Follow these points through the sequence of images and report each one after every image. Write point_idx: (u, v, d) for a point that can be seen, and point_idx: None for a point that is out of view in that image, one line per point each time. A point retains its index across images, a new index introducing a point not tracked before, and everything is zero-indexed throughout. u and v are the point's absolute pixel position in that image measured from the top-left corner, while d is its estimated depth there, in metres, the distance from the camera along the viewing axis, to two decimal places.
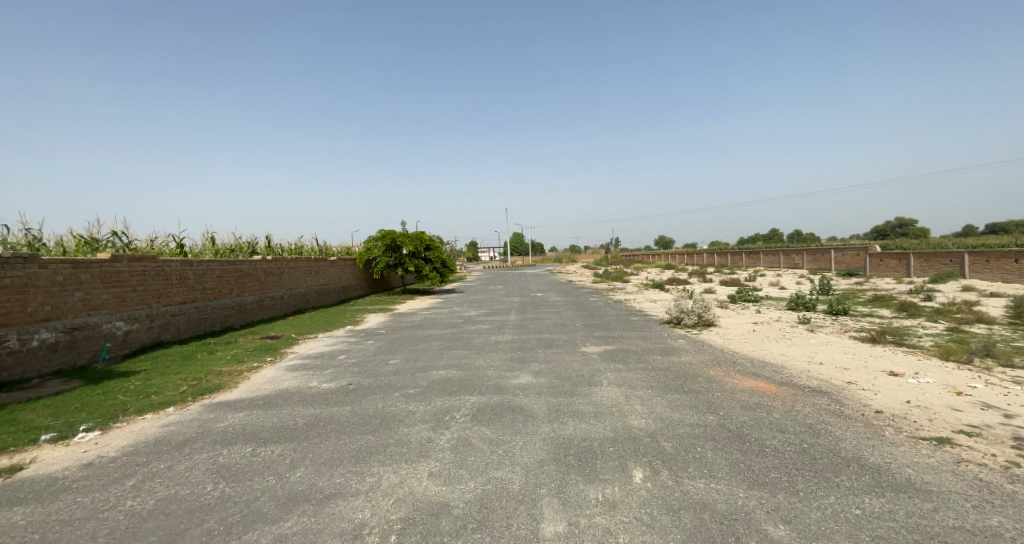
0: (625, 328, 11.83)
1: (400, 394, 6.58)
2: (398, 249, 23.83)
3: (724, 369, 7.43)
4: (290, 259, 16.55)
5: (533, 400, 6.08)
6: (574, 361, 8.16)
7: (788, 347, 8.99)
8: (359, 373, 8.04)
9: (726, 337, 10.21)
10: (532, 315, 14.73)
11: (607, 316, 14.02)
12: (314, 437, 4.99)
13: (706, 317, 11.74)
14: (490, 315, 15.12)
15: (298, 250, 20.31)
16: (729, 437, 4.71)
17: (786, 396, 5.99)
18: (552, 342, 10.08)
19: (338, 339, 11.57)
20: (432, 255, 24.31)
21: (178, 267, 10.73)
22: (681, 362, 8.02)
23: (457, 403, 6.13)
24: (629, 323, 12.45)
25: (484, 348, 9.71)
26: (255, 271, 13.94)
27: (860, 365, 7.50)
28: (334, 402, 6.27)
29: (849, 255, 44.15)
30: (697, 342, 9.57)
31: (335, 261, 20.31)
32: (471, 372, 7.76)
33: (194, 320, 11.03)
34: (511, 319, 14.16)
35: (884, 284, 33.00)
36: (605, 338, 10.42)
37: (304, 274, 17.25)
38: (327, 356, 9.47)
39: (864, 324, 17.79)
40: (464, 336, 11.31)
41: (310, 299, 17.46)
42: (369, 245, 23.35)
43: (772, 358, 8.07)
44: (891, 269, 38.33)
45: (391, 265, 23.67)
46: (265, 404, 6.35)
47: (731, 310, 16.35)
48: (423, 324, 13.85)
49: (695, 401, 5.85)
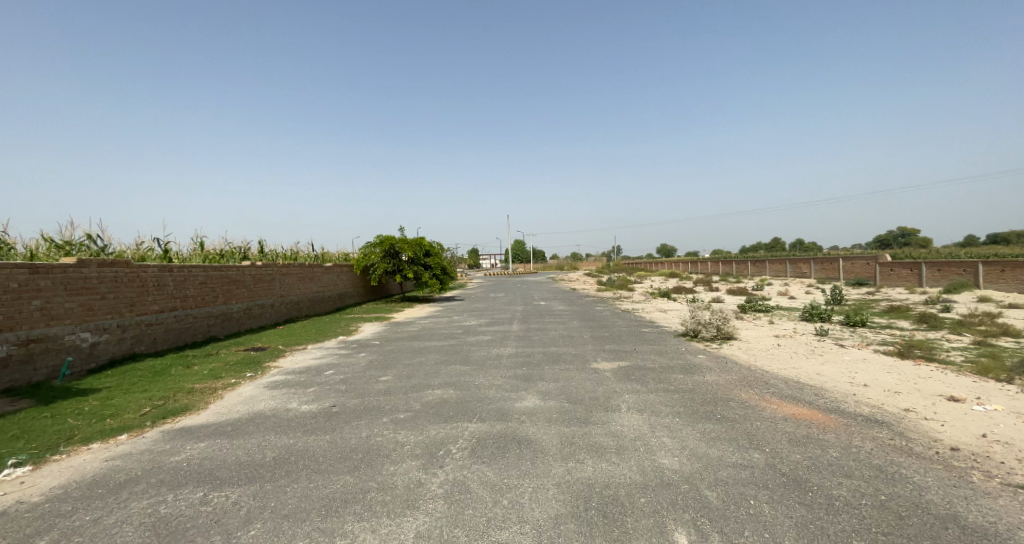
0: (638, 340, 10.96)
1: (389, 420, 5.74)
2: (397, 256, 23.03)
3: (757, 392, 6.56)
4: (282, 265, 15.76)
5: (542, 429, 5.23)
6: (585, 380, 7.30)
7: (822, 365, 8.11)
8: (346, 391, 7.18)
9: (751, 352, 9.33)
10: (537, 326, 13.89)
11: (617, 328, 13.13)
12: (281, 479, 4.14)
13: (726, 329, 10.86)
14: (492, 325, 14.26)
15: (292, 255, 19.49)
16: (785, 484, 3.85)
17: (839, 428, 5.12)
18: (560, 356, 9.21)
19: (328, 352, 10.72)
20: (432, 262, 23.53)
21: (155, 273, 9.92)
22: (706, 382, 7.15)
23: (453, 432, 5.28)
24: (641, 336, 11.58)
25: (486, 362, 8.86)
26: (242, 277, 13.13)
27: (912, 388, 6.62)
28: (312, 429, 5.42)
29: (858, 264, 43.20)
30: (720, 358, 8.71)
31: (331, 267, 19.51)
32: (471, 391, 6.90)
33: (173, 330, 10.20)
34: (514, 329, 13.29)
35: (896, 294, 32.00)
36: (618, 352, 9.55)
37: (297, 281, 16.43)
38: (312, 371, 8.62)
39: (884, 337, 16.88)
40: (464, 349, 10.46)
41: (302, 307, 16.63)
42: (367, 251, 22.57)
43: (809, 379, 7.20)
44: (902, 279, 37.36)
45: (390, 272, 22.88)
46: (233, 430, 5.50)
47: (746, 322, 15.46)
48: (420, 335, 13.00)
49: (732, 434, 4.99)
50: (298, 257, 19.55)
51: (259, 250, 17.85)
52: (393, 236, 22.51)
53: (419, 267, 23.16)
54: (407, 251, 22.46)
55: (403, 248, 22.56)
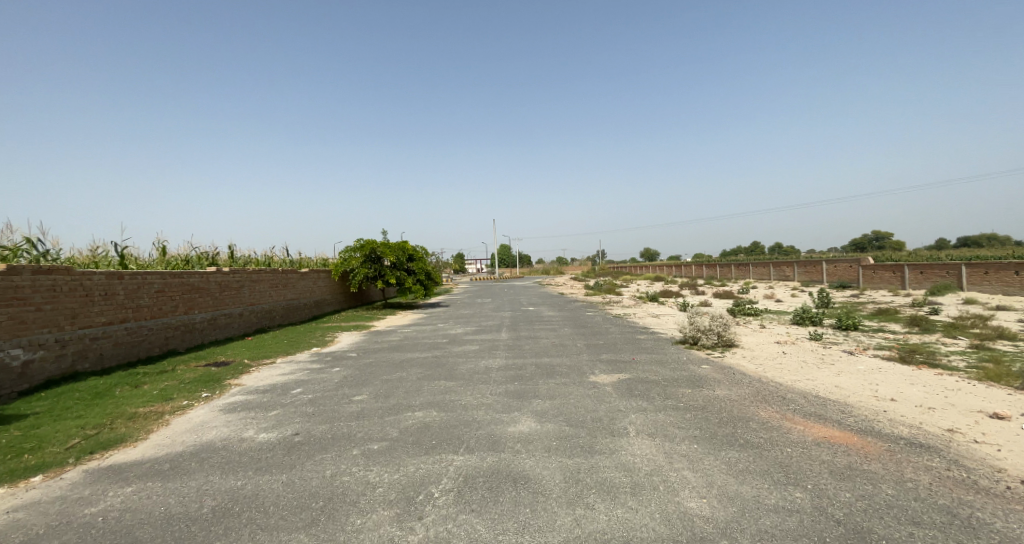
0: (635, 349, 10.26)
1: (362, 451, 4.90)
2: (378, 260, 22.04)
3: (777, 410, 5.88)
4: (252, 270, 14.72)
5: (542, 462, 4.44)
6: (584, 397, 6.54)
7: (839, 376, 7.48)
8: (314, 414, 6.30)
9: (758, 362, 8.68)
10: (526, 334, 13.11)
11: (611, 335, 12.42)
12: (218, 539, 3.29)
13: (727, 336, 10.23)
14: (479, 334, 13.43)
15: (264, 261, 18.40)
16: (846, 537, 3.13)
17: (883, 456, 4.44)
18: (554, 368, 8.45)
19: (299, 366, 9.79)
20: (415, 267, 22.62)
21: (103, 280, 8.91)
22: (717, 397, 6.45)
23: (436, 466, 4.46)
24: (638, 344, 10.89)
25: (473, 377, 8.05)
26: (207, 284, 12.09)
27: (946, 403, 5.99)
28: (268, 465, 4.55)
29: (841, 267, 43.41)
30: (727, 369, 8.03)
31: (307, 273, 18.48)
32: (456, 413, 6.09)
33: (123, 344, 9.18)
34: (503, 338, 12.50)
35: (882, 297, 31.99)
36: (615, 363, 8.83)
37: (269, 288, 15.40)
38: (278, 390, 7.72)
39: (879, 342, 16.49)
40: (448, 361, 9.63)
41: (275, 316, 15.60)
42: (347, 255, 21.55)
43: (830, 393, 6.54)
44: (885, 281, 37.51)
45: (370, 278, 21.89)
46: (172, 469, 4.60)
47: (742, 327, 14.90)
48: (402, 345, 12.11)
49: (764, 466, 4.27)
50: (271, 263, 18.47)
51: (228, 255, 16.75)
52: (374, 239, 21.53)
53: (401, 272, 22.21)
54: (388, 256, 21.50)
55: (385, 252, 21.59)
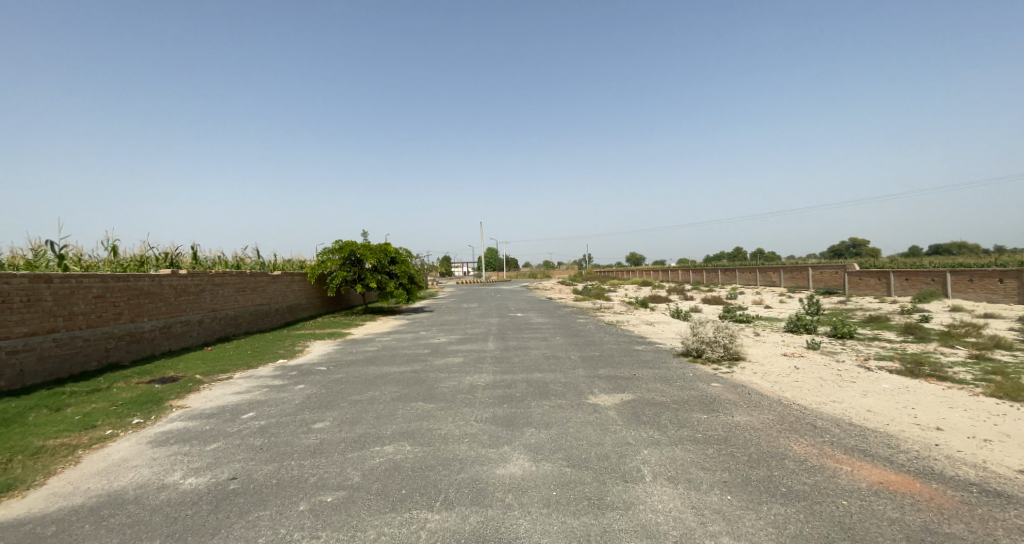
0: (635, 363, 9.37)
1: (309, 505, 3.88)
2: (358, 263, 20.89)
3: (810, 442, 4.99)
4: (215, 273, 13.53)
5: (537, 524, 3.48)
6: (584, 427, 5.59)
7: (867, 397, 6.64)
8: (261, 448, 5.26)
9: (772, 378, 7.83)
10: (515, 344, 12.14)
11: (606, 346, 11.51)
12: None
13: (735, 348, 9.39)
14: (463, 344, 12.41)
15: (233, 263, 17.21)
16: None
17: (960, 511, 3.56)
18: (546, 386, 7.51)
19: (258, 382, 8.67)
20: (398, 270, 21.50)
21: (27, 285, 7.77)
22: (737, 425, 5.56)
23: (402, 530, 3.46)
24: (637, 357, 9.99)
25: (455, 397, 7.05)
26: (159, 289, 10.92)
27: (1001, 433, 5.17)
28: (181, 530, 3.53)
29: (828, 273, 43.21)
30: (740, 388, 7.16)
31: (280, 276, 17.29)
32: (433, 447, 5.09)
33: (51, 359, 8.07)
34: (489, 349, 11.51)
35: (869, 303, 31.76)
36: (615, 380, 7.91)
37: (234, 292, 14.22)
38: (227, 414, 6.64)
39: (879, 351, 15.85)
40: (428, 376, 8.62)
41: (241, 323, 14.42)
42: (325, 258, 20.37)
43: (864, 420, 5.69)
44: (872, 288, 37.29)
45: (349, 281, 20.73)
46: (55, 535, 3.56)
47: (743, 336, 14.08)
48: (377, 357, 11.04)
49: (820, 529, 3.35)
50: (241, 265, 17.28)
51: (192, 257, 15.55)
52: (354, 241, 20.38)
53: (382, 276, 21.08)
54: (369, 259, 20.36)
55: (365, 255, 20.45)
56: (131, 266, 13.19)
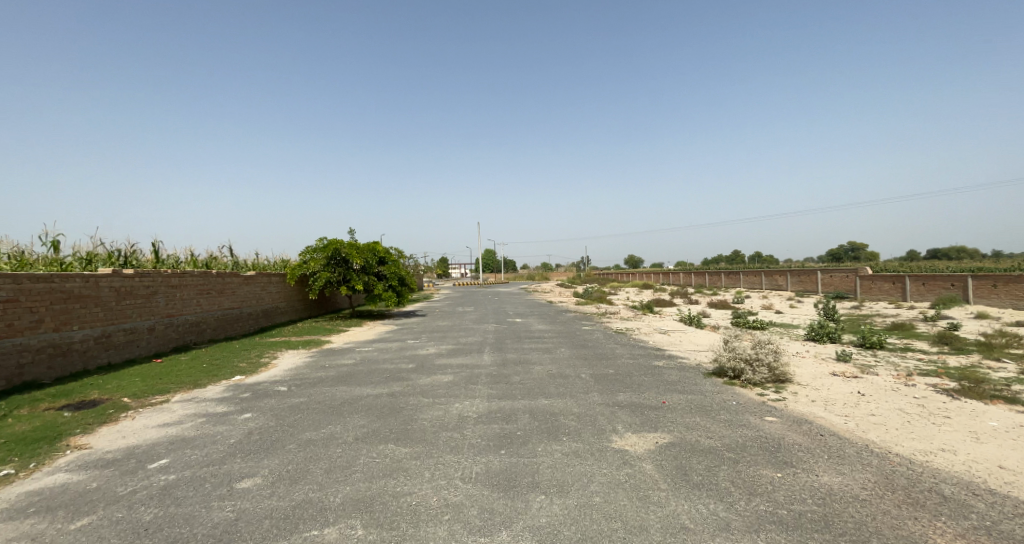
0: (659, 385, 7.73)
1: None
2: (344, 263, 19.19)
3: (957, 532, 3.34)
4: (172, 273, 11.90)
5: None
6: (613, 495, 3.93)
7: (985, 443, 4.98)
8: (145, 527, 3.63)
9: (841, 411, 6.19)
10: (515, 357, 10.49)
11: (621, 361, 9.86)
12: None
13: (781, 368, 7.75)
14: (455, 356, 10.77)
15: (201, 263, 15.60)
16: None
17: None
18: (556, 421, 5.87)
19: (197, 410, 7.03)
20: (387, 271, 19.84)
21: None
22: (831, 492, 3.92)
23: None
24: (661, 377, 8.33)
25: (436, 438, 5.41)
26: (93, 293, 9.34)
27: None
28: None
29: (838, 277, 41.55)
30: (807, 427, 5.52)
31: (253, 277, 15.67)
32: (393, 533, 3.43)
33: None
34: (484, 364, 9.86)
35: (886, 310, 29.97)
36: (640, 411, 6.27)
37: (196, 295, 12.59)
38: (130, 462, 5.01)
39: (919, 364, 14.19)
40: (407, 403, 6.98)
41: (204, 331, 12.80)
42: (307, 257, 18.72)
43: (1008, 485, 4.03)
44: (885, 293, 35.63)
45: (334, 283, 19.07)
46: None
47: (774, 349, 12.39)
48: (352, 373, 9.41)
49: None
50: (209, 265, 15.68)
51: (152, 256, 13.97)
52: (339, 239, 18.72)
53: (370, 277, 19.41)
54: (355, 258, 18.69)
55: (351, 254, 18.78)
56: (74, 265, 11.57)
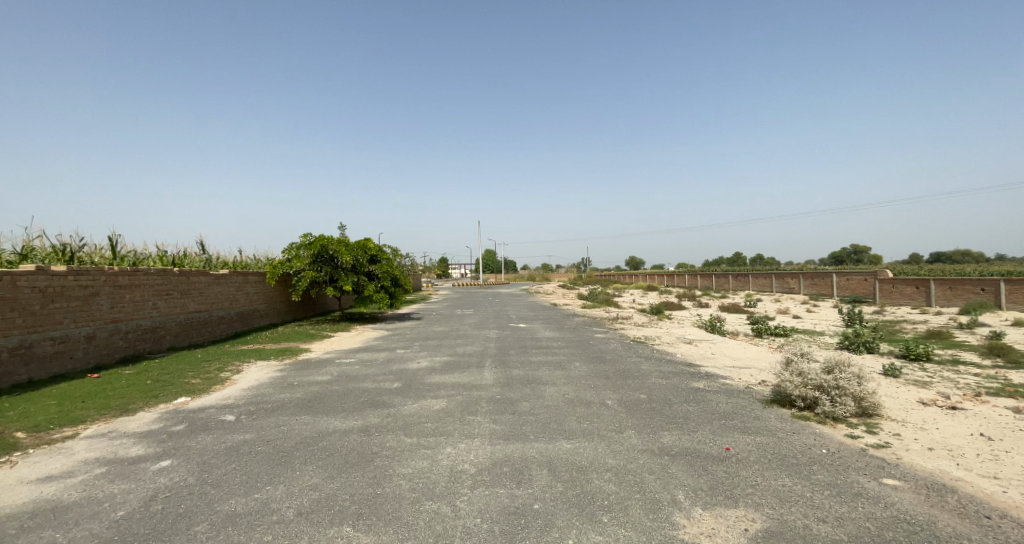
0: (711, 420, 6.00)
1: None
2: (331, 261, 17.48)
3: None
4: (121, 270, 10.22)
5: None
6: None
7: None
8: None
9: (983, 469, 4.44)
10: (522, 375, 8.74)
11: (650, 382, 8.10)
12: None
13: (870, 399, 5.99)
14: (450, 373, 9.03)
15: (168, 260, 13.93)
16: None
17: None
18: (586, 485, 4.13)
19: (104, 453, 5.31)
20: (379, 270, 18.13)
21: None
22: None
23: None
24: (707, 407, 6.58)
25: (414, 517, 3.67)
26: (7, 295, 7.67)
27: None
28: None
29: (855, 280, 39.71)
30: (958, 502, 3.77)
31: (226, 276, 14.00)
32: None
33: None
34: (484, 383, 8.12)
35: (912, 315, 28.18)
36: (700, 465, 4.53)
37: (152, 297, 10.90)
38: None
39: (982, 380, 12.39)
40: (383, 445, 5.26)
41: (161, 338, 11.11)
42: (291, 254, 17.01)
43: None
44: (907, 297, 33.79)
45: (320, 283, 17.37)
46: None
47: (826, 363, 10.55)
48: (324, 394, 7.69)
49: None
50: (177, 263, 14.01)
51: (108, 252, 12.32)
52: (326, 235, 17.02)
53: (360, 277, 17.71)
54: (343, 256, 16.99)
55: (339, 251, 17.08)
56: (6, 261, 9.89)
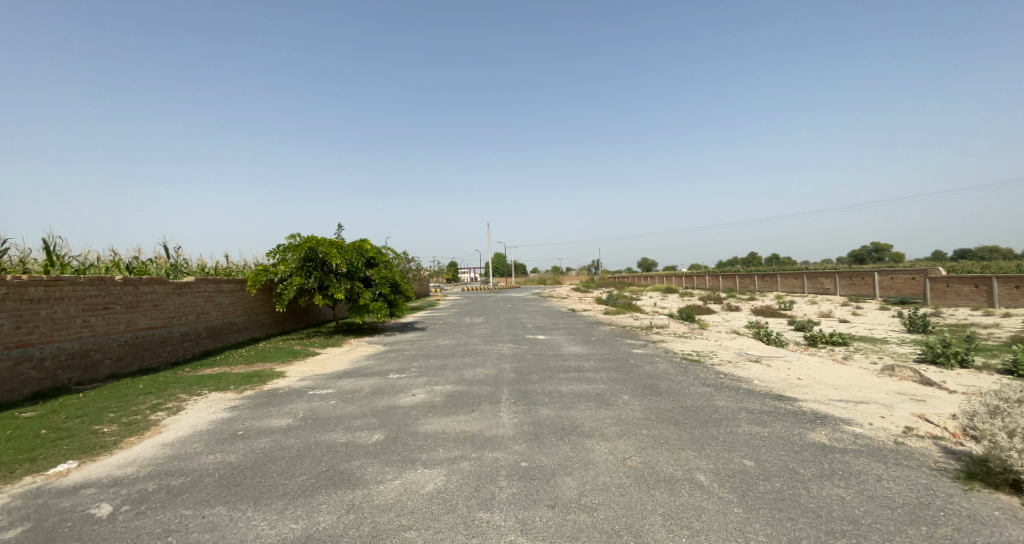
0: (903, 529, 3.44)
1: None
2: (321, 266, 15.24)
3: None
4: (37, 279, 7.97)
5: None
6: None
7: None
8: None
9: None
10: (554, 418, 6.24)
11: (744, 433, 5.56)
12: None
13: None
14: (454, 413, 6.57)
15: (123, 269, 11.75)
16: None
17: None
18: None
19: None
20: (376, 275, 15.87)
21: None
22: None
23: None
24: (871, 493, 4.00)
25: None
26: None
27: None
28: None
29: (900, 280, 36.45)
30: None
31: (192, 285, 11.75)
32: None
33: None
34: (502, 434, 5.64)
35: (979, 318, 25.00)
36: None
37: (82, 313, 8.65)
38: None
39: None
40: None
41: (96, 365, 8.87)
42: (275, 259, 14.74)
43: None
44: (965, 299, 30.54)
45: (309, 291, 15.11)
46: None
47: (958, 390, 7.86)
48: (269, 455, 5.27)
49: None
50: (135, 272, 11.84)
51: (44, 259, 10.15)
52: (314, 235, 14.80)
53: (354, 283, 15.45)
54: (335, 259, 14.78)
55: (330, 254, 14.81)
56: None
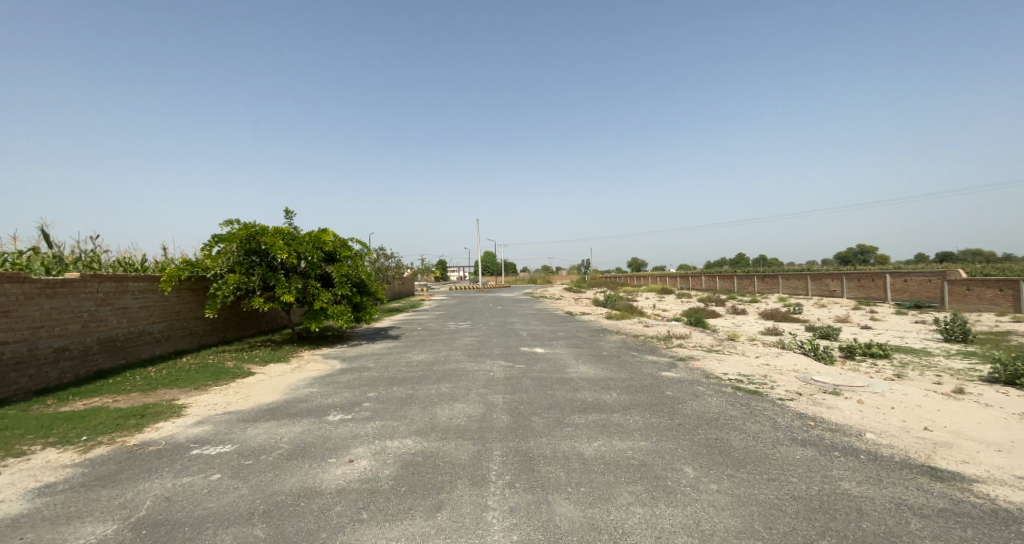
0: None
1: None
2: (265, 262, 12.31)
3: None
4: None
5: None
6: None
7: None
8: None
9: None
10: (582, 534, 3.42)
11: None
12: None
13: None
14: (404, 517, 3.73)
15: None
16: None
17: None
18: None
19: None
20: (336, 273, 12.96)
21: None
22: None
23: None
24: None
25: None
26: None
27: None
28: None
29: (915, 281, 34.18)
30: None
31: (76, 284, 8.77)
32: None
33: None
34: None
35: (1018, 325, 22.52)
36: None
37: None
38: None
39: None
40: None
41: None
42: (205, 253, 11.77)
43: None
44: (990, 303, 28.17)
45: (251, 293, 12.17)
46: None
47: None
48: None
49: None
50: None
51: None
52: (254, 223, 11.89)
53: (309, 283, 12.55)
54: (281, 252, 11.87)
55: (275, 246, 11.90)
56: None
